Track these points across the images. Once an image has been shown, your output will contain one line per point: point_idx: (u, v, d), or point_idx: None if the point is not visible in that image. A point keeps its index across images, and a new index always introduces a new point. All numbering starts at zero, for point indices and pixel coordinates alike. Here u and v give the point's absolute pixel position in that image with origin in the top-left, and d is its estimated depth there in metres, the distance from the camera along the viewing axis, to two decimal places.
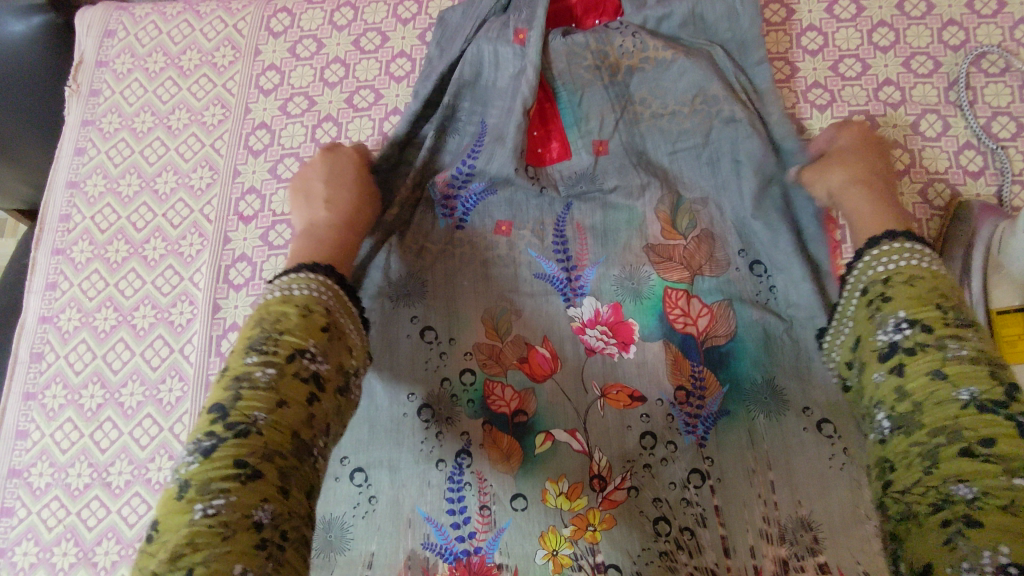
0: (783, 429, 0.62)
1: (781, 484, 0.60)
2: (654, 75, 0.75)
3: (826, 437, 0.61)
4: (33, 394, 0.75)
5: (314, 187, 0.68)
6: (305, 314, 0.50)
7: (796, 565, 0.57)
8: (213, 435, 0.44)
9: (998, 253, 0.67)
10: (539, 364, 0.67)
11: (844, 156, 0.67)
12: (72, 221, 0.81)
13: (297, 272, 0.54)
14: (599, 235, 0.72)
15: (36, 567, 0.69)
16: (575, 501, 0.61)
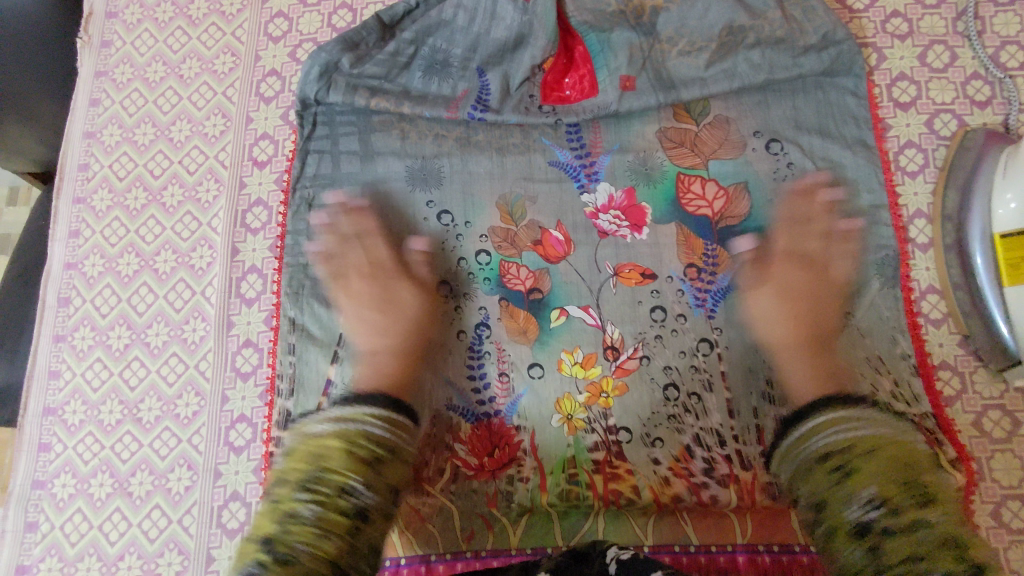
0: (789, 300, 0.73)
1: (785, 350, 0.71)
2: (680, 13, 0.76)
3: (829, 305, 0.72)
4: (63, 336, 0.78)
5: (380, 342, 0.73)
6: (350, 449, 0.59)
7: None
8: (260, 564, 0.51)
9: (1003, 176, 0.68)
10: (553, 246, 0.76)
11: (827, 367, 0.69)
12: (91, 171, 0.83)
13: (358, 401, 0.65)
14: (612, 123, 0.78)
15: (75, 497, 0.73)
16: (589, 369, 0.72)
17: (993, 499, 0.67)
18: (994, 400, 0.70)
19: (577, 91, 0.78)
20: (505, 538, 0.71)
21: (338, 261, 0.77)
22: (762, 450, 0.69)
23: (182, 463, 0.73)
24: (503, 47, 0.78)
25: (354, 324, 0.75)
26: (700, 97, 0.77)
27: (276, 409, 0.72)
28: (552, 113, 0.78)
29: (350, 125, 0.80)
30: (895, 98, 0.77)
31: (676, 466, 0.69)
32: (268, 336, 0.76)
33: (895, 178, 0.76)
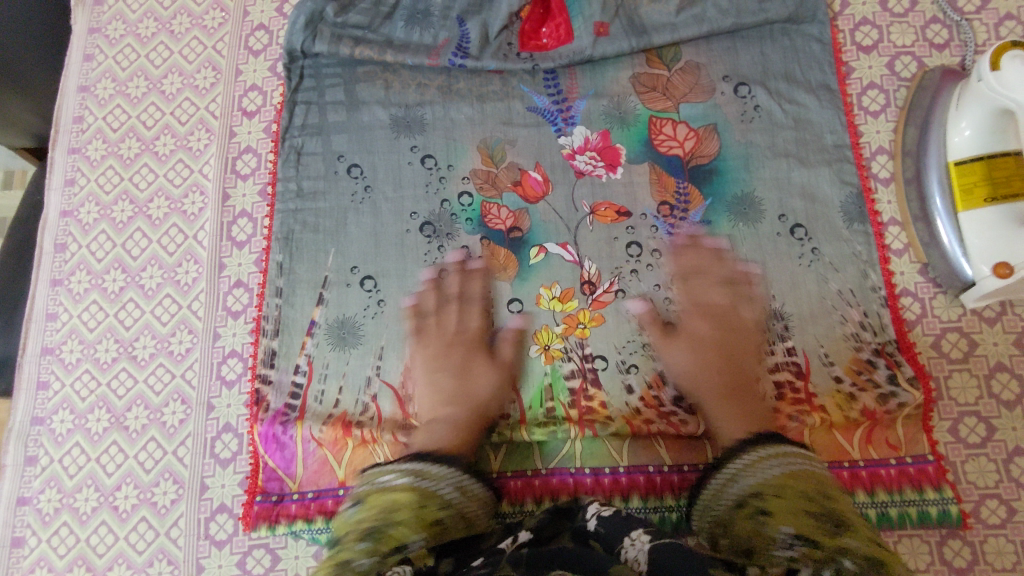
0: (757, 234, 0.76)
1: (755, 283, 0.74)
2: None
3: (798, 241, 0.75)
4: (60, 280, 0.80)
5: (444, 386, 0.72)
6: (424, 502, 0.56)
7: (767, 349, 0.72)
8: None
9: (956, 108, 0.73)
10: (532, 187, 0.79)
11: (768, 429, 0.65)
12: (85, 123, 0.85)
13: (432, 463, 0.62)
14: (587, 70, 0.82)
15: (73, 432, 0.75)
16: (567, 302, 0.75)
17: (952, 416, 0.71)
18: (953, 323, 0.73)
19: (553, 39, 0.82)
20: (486, 463, 0.73)
21: (324, 207, 0.79)
22: (731, 377, 0.72)
23: (176, 398, 0.76)
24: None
25: (338, 267, 0.77)
26: (671, 43, 0.81)
27: (262, 348, 0.75)
28: (530, 60, 0.81)
29: (336, 77, 0.83)
30: (858, 42, 0.82)
31: (647, 395, 0.72)
32: (257, 277, 0.79)
33: (858, 117, 0.80)
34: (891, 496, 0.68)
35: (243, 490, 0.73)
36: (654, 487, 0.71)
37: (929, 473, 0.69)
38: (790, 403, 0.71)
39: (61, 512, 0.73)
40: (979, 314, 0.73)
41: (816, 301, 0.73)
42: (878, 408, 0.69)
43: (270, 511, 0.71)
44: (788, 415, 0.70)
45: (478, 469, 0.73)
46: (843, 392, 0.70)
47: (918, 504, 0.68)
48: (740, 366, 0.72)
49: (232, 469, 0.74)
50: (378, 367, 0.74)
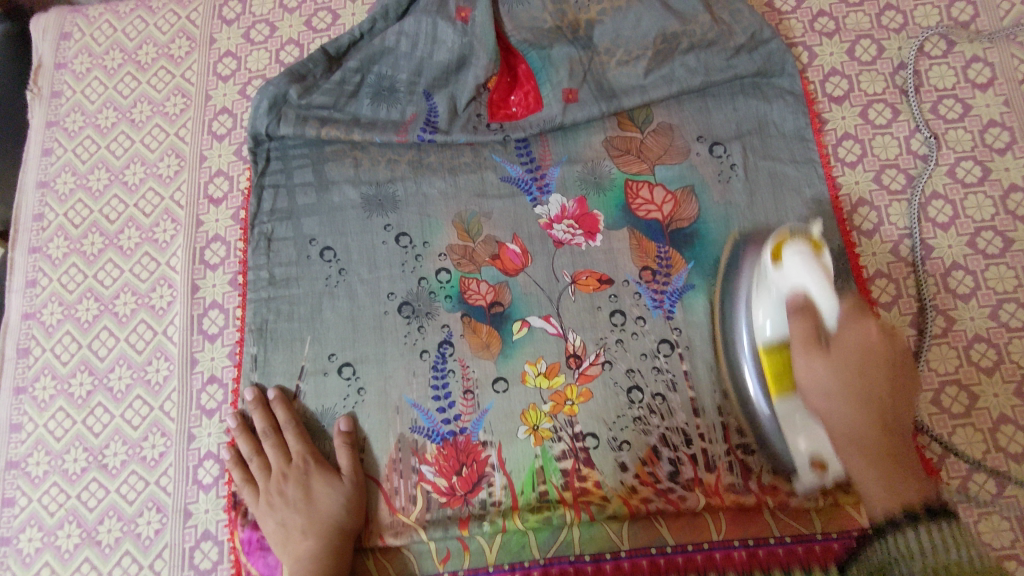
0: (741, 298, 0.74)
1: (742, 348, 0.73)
2: (613, 24, 0.80)
3: None
4: (24, 387, 0.77)
5: (289, 519, 0.68)
6: None
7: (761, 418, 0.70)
8: None
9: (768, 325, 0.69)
10: (510, 260, 0.77)
11: (834, 357, 0.62)
12: (46, 220, 0.83)
13: None
14: (559, 136, 0.81)
15: (42, 551, 0.71)
16: (553, 378, 0.73)
17: (959, 473, 0.69)
18: (951, 375, 0.71)
19: (522, 108, 0.81)
20: (480, 556, 0.69)
21: (298, 294, 0.77)
22: (727, 450, 0.70)
23: (151, 506, 0.72)
24: (449, 70, 0.80)
25: (315, 356, 0.75)
26: (641, 105, 0.80)
27: (241, 445, 0.72)
28: (501, 130, 0.80)
29: (304, 158, 0.81)
30: (829, 93, 0.82)
31: (643, 472, 0.70)
32: (232, 371, 0.76)
33: (834, 169, 0.79)
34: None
35: None
36: (659, 570, 0.68)
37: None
38: (788, 474, 0.69)
39: None
40: (977, 364, 0.71)
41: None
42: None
43: None
44: (788, 486, 0.69)
45: (473, 564, 0.69)
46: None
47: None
48: (735, 437, 0.70)
49: None
50: (362, 459, 0.71)
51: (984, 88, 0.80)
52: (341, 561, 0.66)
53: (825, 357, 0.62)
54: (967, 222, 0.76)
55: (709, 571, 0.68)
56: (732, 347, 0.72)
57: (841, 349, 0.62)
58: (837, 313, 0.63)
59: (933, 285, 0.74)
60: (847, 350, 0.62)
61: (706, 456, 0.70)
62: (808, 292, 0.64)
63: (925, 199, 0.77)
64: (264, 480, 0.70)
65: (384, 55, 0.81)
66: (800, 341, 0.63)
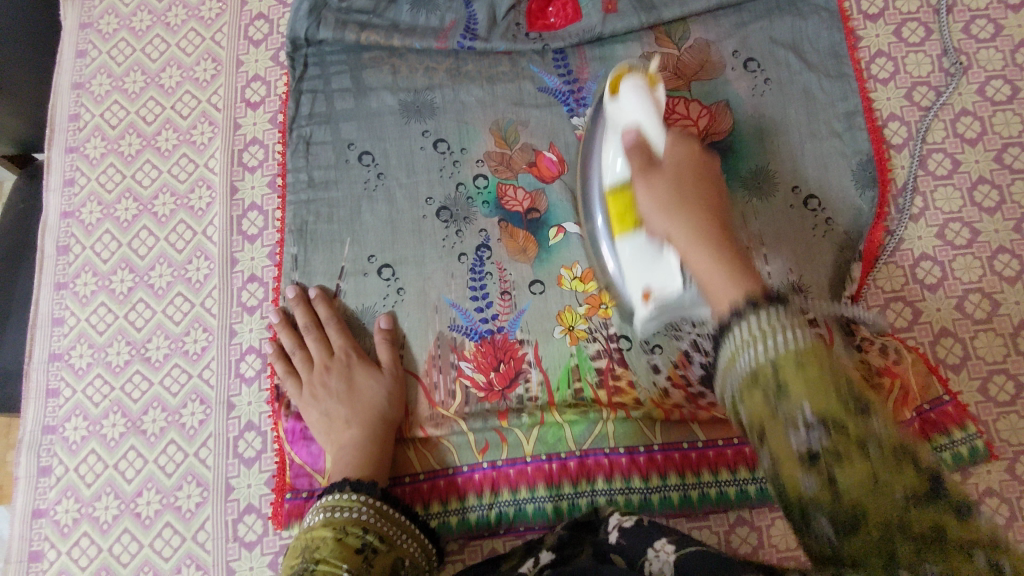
0: (772, 207, 0.75)
1: (772, 256, 0.74)
2: None
3: (810, 211, 0.75)
4: (65, 284, 0.78)
5: (333, 409, 0.69)
6: (341, 538, 0.56)
7: None
8: None
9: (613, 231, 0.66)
10: (547, 167, 0.78)
11: (669, 174, 0.56)
12: (82, 120, 0.83)
13: (341, 491, 0.61)
14: (596, 48, 0.81)
15: (88, 439, 0.73)
16: (587, 283, 0.74)
17: (981, 374, 0.72)
18: (974, 284, 0.74)
19: (561, 18, 0.81)
20: (518, 447, 0.71)
21: (337, 196, 0.78)
22: None
23: (194, 398, 0.74)
24: None
25: (355, 257, 0.76)
26: (679, 19, 0.81)
27: (282, 341, 0.73)
28: (540, 40, 0.80)
29: (341, 64, 0.81)
30: (865, 10, 0.82)
31: (675, 375, 0.72)
32: (273, 270, 0.77)
33: (869, 85, 0.80)
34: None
35: (271, 488, 0.71)
36: (691, 463, 0.71)
37: (950, 413, 0.69)
38: None
39: (81, 522, 0.71)
40: (999, 273, 0.74)
41: (831, 270, 0.74)
42: (887, 363, 0.70)
43: (301, 508, 0.69)
44: None
45: (510, 455, 0.71)
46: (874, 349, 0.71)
47: (949, 447, 0.69)
48: None
49: (258, 468, 0.72)
50: (402, 354, 0.73)
51: (1017, 8, 0.82)
52: (384, 450, 0.68)
53: (658, 176, 0.56)
54: (994, 138, 0.78)
55: (738, 465, 0.70)
56: (597, 237, 0.71)
57: (672, 161, 0.57)
58: (668, 136, 0.60)
59: (960, 199, 0.76)
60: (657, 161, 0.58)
61: None
62: (640, 124, 0.61)
63: (954, 116, 0.79)
64: (307, 372, 0.71)
65: None
66: (639, 170, 0.57)
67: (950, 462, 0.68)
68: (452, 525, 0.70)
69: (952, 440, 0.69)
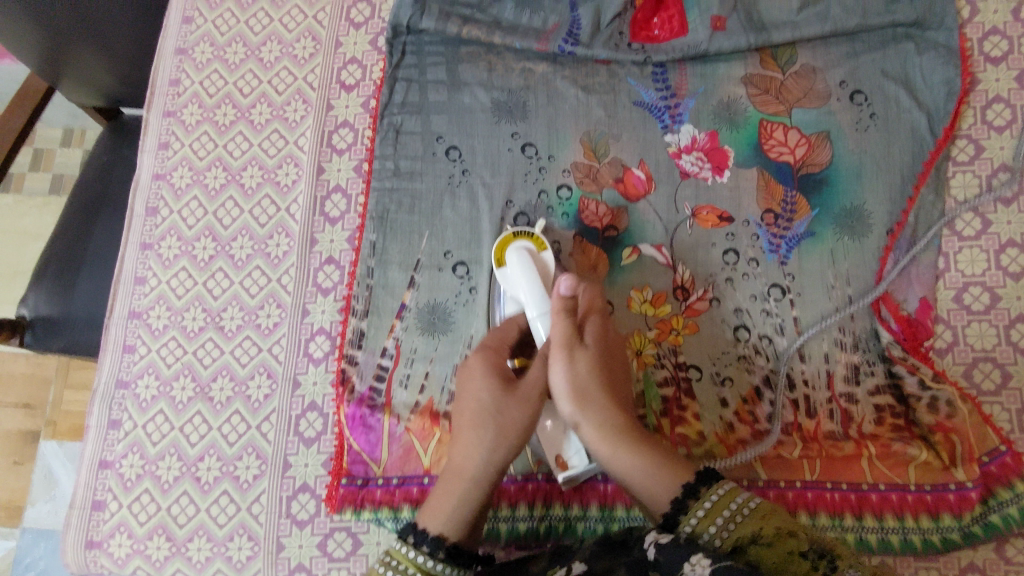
0: (861, 248, 0.74)
1: (857, 298, 0.72)
2: None
3: (902, 256, 0.73)
4: (150, 245, 0.80)
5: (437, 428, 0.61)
6: None
7: (867, 370, 0.71)
8: None
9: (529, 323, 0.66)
10: (634, 185, 0.77)
11: (588, 355, 0.61)
12: (181, 86, 0.84)
13: (401, 542, 0.55)
14: (698, 65, 0.79)
15: (157, 399, 0.75)
16: (660, 307, 0.73)
17: None
18: None
19: (665, 31, 0.80)
20: None
21: (421, 188, 0.77)
22: (830, 398, 0.70)
23: (262, 371, 0.75)
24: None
25: (431, 251, 0.76)
26: (789, 42, 0.78)
27: (351, 328, 0.74)
28: (642, 51, 0.79)
29: (439, 56, 0.81)
30: (987, 52, 0.78)
31: (743, 410, 0.71)
32: (350, 255, 0.78)
33: (982, 132, 0.76)
34: (986, 504, 0.66)
35: (327, 471, 0.72)
36: None
37: (1009, 465, 0.67)
38: (887, 429, 0.70)
39: (143, 479, 0.73)
40: None
41: (914, 323, 0.72)
42: (936, 419, 0.68)
43: (355, 494, 0.69)
44: (888, 439, 0.69)
45: None
46: (921, 404, 0.69)
47: (1014, 502, 0.66)
48: (840, 386, 0.71)
49: (317, 448, 0.73)
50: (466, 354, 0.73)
51: None
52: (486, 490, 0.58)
53: (581, 356, 0.60)
54: None
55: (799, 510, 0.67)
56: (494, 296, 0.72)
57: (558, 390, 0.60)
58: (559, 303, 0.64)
59: None
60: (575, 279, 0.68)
61: (808, 401, 0.70)
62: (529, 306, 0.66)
63: None
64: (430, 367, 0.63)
65: None
66: (560, 344, 0.60)
67: (1018, 519, 0.65)
68: (500, 532, 0.69)
69: (1017, 494, 0.66)
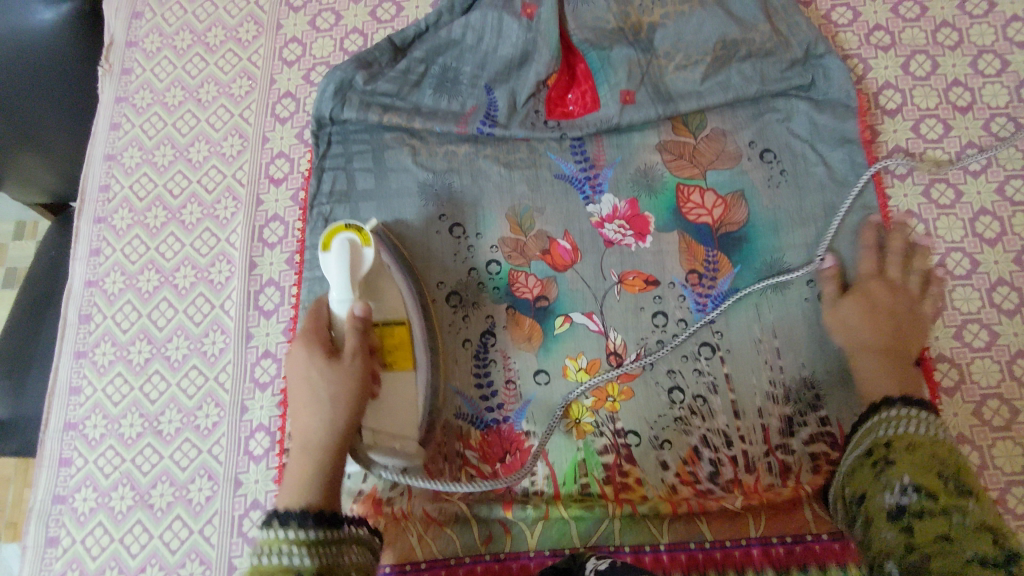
0: (783, 301, 0.76)
1: (783, 350, 0.74)
2: (676, 27, 0.82)
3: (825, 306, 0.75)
4: (84, 352, 0.79)
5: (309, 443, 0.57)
6: None
7: (801, 421, 0.72)
8: None
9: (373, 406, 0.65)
10: (561, 256, 0.79)
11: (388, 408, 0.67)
12: (112, 191, 0.85)
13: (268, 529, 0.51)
14: (613, 137, 0.82)
15: (96, 511, 0.74)
16: (594, 374, 0.75)
17: (998, 485, 0.70)
18: (992, 388, 0.73)
19: (579, 107, 0.83)
20: (522, 540, 0.69)
21: None
22: (766, 452, 0.72)
23: (202, 474, 0.74)
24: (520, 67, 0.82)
25: None
26: (696, 110, 0.82)
27: None
28: (558, 128, 0.82)
29: (363, 144, 0.83)
30: (882, 105, 0.83)
31: (683, 471, 0.72)
32: (286, 347, 0.78)
33: (885, 180, 0.80)
34: None
35: None
36: (697, 564, 0.67)
37: None
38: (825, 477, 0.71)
39: None
40: (1019, 379, 0.73)
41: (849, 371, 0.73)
42: None
43: None
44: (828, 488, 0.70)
45: (514, 547, 0.69)
46: None
47: None
48: (775, 439, 0.72)
49: None
50: None
51: None
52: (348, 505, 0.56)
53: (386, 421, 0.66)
54: (1015, 240, 0.77)
55: (747, 567, 0.67)
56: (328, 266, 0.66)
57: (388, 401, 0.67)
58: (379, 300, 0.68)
59: (979, 300, 0.75)
60: (397, 411, 0.67)
61: (745, 457, 0.72)
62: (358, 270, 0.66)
63: (973, 215, 0.78)
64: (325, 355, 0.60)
65: (450, 49, 0.84)
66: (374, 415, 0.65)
67: None
68: None
69: None
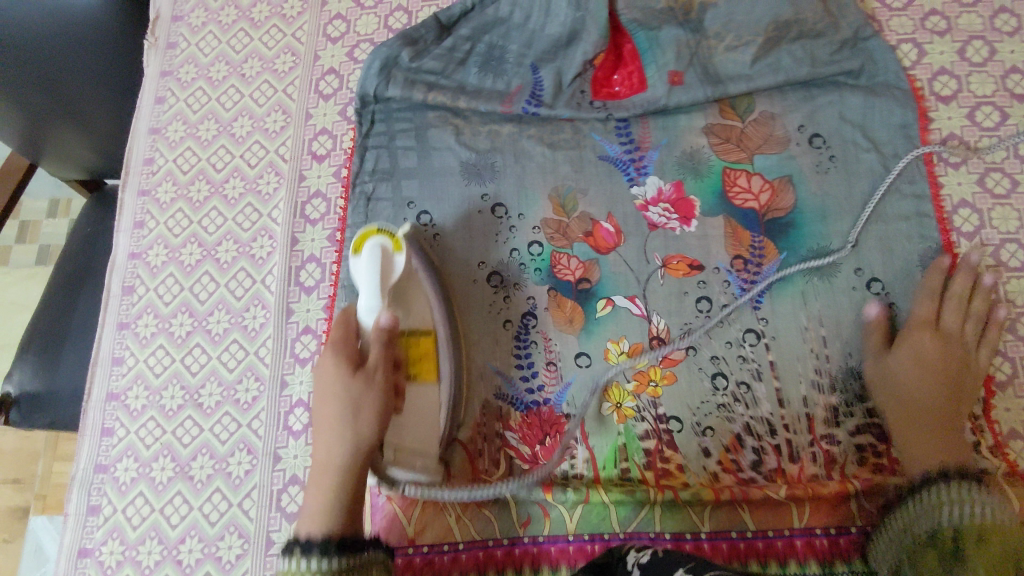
0: (832, 288, 0.74)
1: (831, 339, 0.73)
2: (727, 8, 0.81)
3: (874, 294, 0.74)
4: (127, 323, 0.80)
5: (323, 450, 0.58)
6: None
7: (846, 412, 0.71)
8: None
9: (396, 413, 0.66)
10: (604, 238, 0.78)
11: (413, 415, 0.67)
12: (155, 164, 0.86)
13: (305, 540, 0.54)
14: (659, 119, 0.81)
15: (137, 481, 0.74)
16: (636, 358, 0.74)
17: None
18: None
19: (626, 87, 0.82)
20: (560, 525, 0.69)
21: None
22: (811, 441, 0.71)
23: (242, 447, 0.74)
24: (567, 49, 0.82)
25: None
26: (745, 93, 0.80)
27: None
28: (604, 109, 0.81)
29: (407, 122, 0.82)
30: (937, 92, 0.81)
31: (726, 458, 0.71)
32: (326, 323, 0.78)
33: (938, 168, 0.78)
34: None
35: None
36: (738, 554, 0.67)
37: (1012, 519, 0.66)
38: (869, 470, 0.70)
39: (124, 565, 0.71)
40: None
41: None
42: None
43: None
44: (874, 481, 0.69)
45: (553, 531, 0.69)
46: None
47: None
48: (819, 429, 0.71)
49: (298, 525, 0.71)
50: None
51: None
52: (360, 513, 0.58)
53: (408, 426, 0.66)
54: None
55: (790, 559, 0.67)
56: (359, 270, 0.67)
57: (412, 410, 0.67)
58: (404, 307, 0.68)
59: None
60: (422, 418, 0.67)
61: (789, 446, 0.71)
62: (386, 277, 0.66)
63: None
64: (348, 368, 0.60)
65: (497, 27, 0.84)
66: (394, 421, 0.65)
67: None
68: None
69: None
